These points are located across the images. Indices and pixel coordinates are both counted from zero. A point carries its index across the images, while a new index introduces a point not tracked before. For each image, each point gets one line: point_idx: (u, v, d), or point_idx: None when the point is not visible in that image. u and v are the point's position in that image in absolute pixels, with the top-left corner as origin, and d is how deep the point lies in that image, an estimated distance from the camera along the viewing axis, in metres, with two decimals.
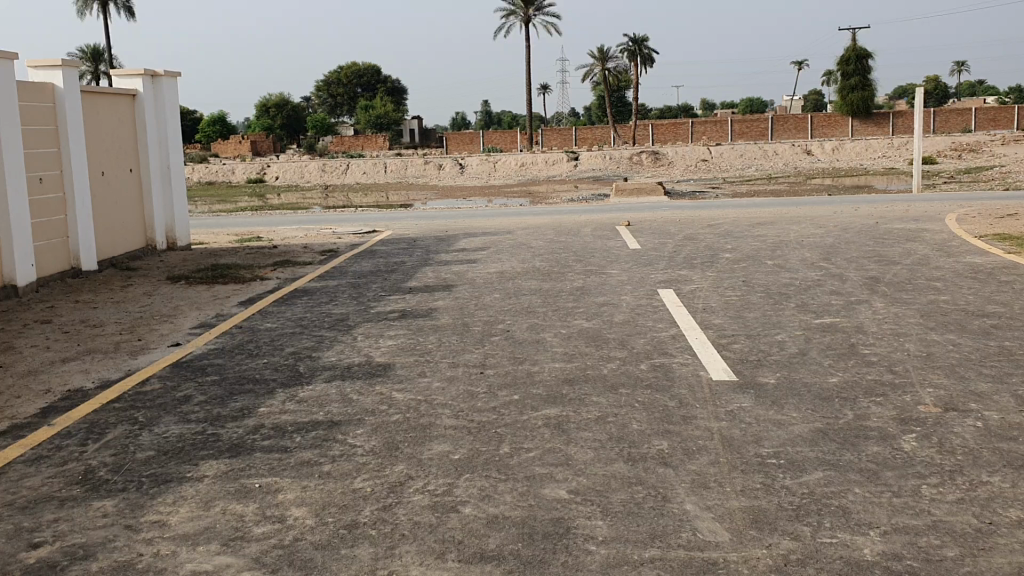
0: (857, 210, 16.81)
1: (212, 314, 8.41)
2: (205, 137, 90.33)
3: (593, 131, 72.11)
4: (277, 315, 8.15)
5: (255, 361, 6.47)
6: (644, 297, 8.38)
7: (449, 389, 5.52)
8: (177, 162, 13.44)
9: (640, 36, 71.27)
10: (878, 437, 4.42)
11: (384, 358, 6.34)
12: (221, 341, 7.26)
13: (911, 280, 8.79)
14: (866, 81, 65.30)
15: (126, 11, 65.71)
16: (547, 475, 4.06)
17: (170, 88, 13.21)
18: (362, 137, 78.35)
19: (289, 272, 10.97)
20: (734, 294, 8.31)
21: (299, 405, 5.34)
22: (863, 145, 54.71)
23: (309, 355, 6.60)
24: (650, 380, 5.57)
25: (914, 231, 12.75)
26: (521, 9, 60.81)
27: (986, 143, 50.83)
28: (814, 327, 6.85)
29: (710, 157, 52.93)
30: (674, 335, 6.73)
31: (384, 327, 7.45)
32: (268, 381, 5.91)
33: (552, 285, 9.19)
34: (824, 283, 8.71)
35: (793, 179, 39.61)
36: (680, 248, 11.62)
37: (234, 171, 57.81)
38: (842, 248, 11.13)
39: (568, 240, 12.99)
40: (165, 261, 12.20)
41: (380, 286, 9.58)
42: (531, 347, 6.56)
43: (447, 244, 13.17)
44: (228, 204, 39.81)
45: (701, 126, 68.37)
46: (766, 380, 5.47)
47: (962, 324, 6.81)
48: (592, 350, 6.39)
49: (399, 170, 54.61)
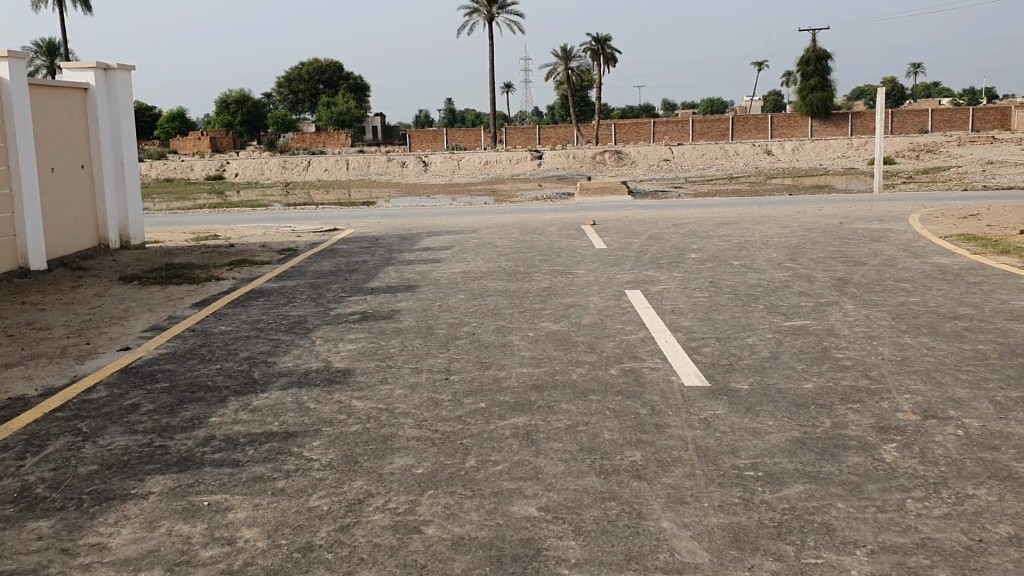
0: (821, 210, 16.79)
1: (163, 317, 8.08)
2: (163, 133, 88.92)
3: (556, 129, 72.06)
4: (232, 318, 7.85)
5: (208, 368, 6.18)
6: (611, 298, 8.20)
7: (412, 396, 5.29)
8: (132, 159, 13.04)
9: (603, 35, 71.33)
10: (858, 447, 4.27)
11: (344, 364, 6.08)
12: (173, 345, 6.96)
13: (880, 281, 8.69)
14: (826, 81, 65.90)
15: (83, 6, 64.57)
16: (516, 490, 3.85)
17: (124, 82, 12.80)
18: (324, 134, 77.61)
19: (246, 272, 10.64)
20: (702, 295, 8.16)
21: (253, 415, 5.07)
22: (823, 144, 55.18)
23: (265, 360, 6.32)
24: (620, 386, 5.38)
25: (879, 232, 12.73)
26: (485, 7, 60.58)
27: (944, 144, 51.49)
28: (785, 330, 6.70)
29: (672, 156, 53.08)
30: (644, 338, 6.55)
31: (344, 330, 7.19)
32: (220, 389, 5.63)
33: (517, 286, 8.98)
34: (793, 284, 8.59)
35: (754, 178, 39.77)
36: (647, 248, 11.46)
37: (193, 167, 56.93)
38: (808, 249, 11.03)
39: (533, 240, 12.79)
40: (117, 260, 11.80)
41: (341, 287, 9.30)
42: (497, 351, 6.34)
43: (410, 243, 12.90)
44: (186, 201, 39.16)
45: (664, 125, 68.60)
46: (740, 386, 5.30)
47: (934, 326, 6.71)
48: (560, 354, 6.19)
49: (362, 168, 54.11)
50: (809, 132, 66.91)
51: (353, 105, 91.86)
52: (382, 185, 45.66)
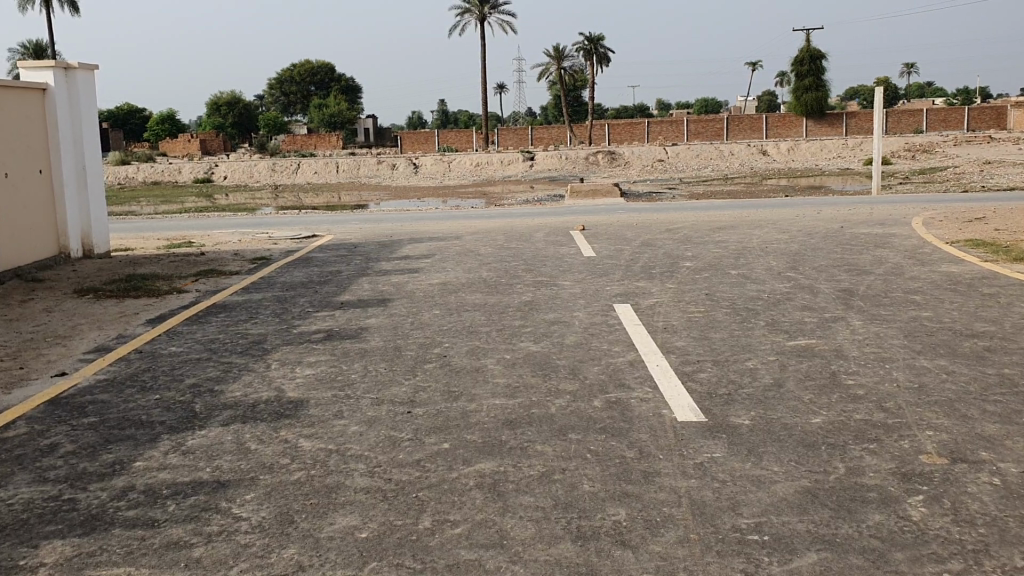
0: (820, 213, 16.17)
1: (111, 336, 7.44)
2: (153, 135, 88.15)
3: (549, 130, 71.41)
4: (185, 337, 7.20)
5: (146, 399, 5.54)
6: (599, 313, 7.58)
7: (367, 434, 4.65)
8: (95, 164, 12.36)
9: (595, 35, 70.69)
10: (878, 501, 3.65)
11: (297, 394, 5.45)
12: (114, 369, 6.31)
13: (888, 293, 8.07)
14: (820, 81, 65.38)
15: (69, 8, 63.80)
16: (475, 563, 3.22)
17: (86, 82, 12.12)
18: (315, 136, 76.85)
19: (211, 284, 9.99)
20: (697, 310, 7.53)
21: (184, 459, 4.43)
22: (817, 144, 54.63)
23: (211, 389, 5.67)
24: (603, 420, 4.75)
25: (882, 236, 12.13)
26: (476, 7, 59.97)
27: (939, 143, 50.99)
28: (788, 352, 6.08)
29: (665, 157, 52.50)
30: (633, 361, 5.92)
31: (303, 352, 6.53)
32: (154, 425, 4.99)
33: (498, 299, 8.35)
34: (794, 297, 7.97)
35: (748, 179, 39.12)
36: (638, 256, 10.84)
37: (181, 170, 56.15)
38: (809, 256, 10.42)
39: (519, 247, 12.14)
40: (78, 271, 11.13)
41: (309, 301, 8.66)
42: (469, 377, 5.71)
43: (389, 251, 12.25)
44: (171, 205, 38.45)
45: (657, 126, 68.06)
46: (740, 422, 4.68)
47: (952, 346, 6.09)
48: (539, 380, 5.56)
49: (351, 170, 53.43)
50: (803, 132, 66.38)
51: (345, 107, 91.06)
52: (373, 187, 44.95)
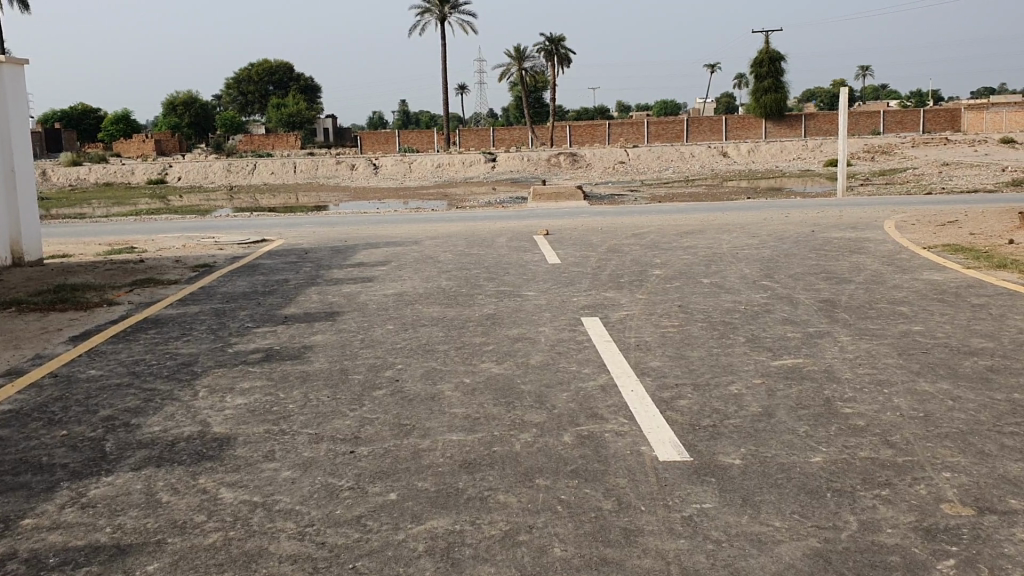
0: (788, 216, 15.77)
1: (26, 356, 6.66)
2: (106, 135, 86.17)
3: (511, 131, 70.81)
4: (108, 358, 6.47)
5: (50, 433, 4.83)
6: (566, 327, 6.98)
7: (301, 483, 4.00)
8: (25, 165, 11.49)
9: (556, 36, 70.22)
10: (903, 568, 3.08)
11: (225, 430, 4.77)
12: (22, 396, 5.55)
13: (871, 304, 7.55)
14: (780, 83, 65.50)
15: (19, 4, 62.03)
16: None
17: (15, 77, 11.21)
18: (273, 137, 75.54)
19: (146, 295, 9.21)
20: (671, 324, 6.95)
21: (81, 516, 3.74)
22: (778, 146, 54.60)
23: (127, 423, 4.96)
24: (574, 461, 4.14)
25: (856, 241, 11.69)
26: (437, 7, 59.19)
27: (898, 145, 51.23)
28: (775, 373, 5.51)
29: (627, 159, 52.19)
30: (605, 386, 5.32)
31: (237, 377, 5.84)
32: (53, 469, 4.27)
33: (457, 312, 7.71)
34: (774, 309, 7.44)
35: (710, 181, 38.87)
36: (605, 263, 10.25)
37: (134, 172, 54.64)
38: (783, 263, 9.91)
39: (478, 253, 11.51)
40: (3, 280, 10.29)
41: (250, 315, 7.94)
42: (423, 405, 5.08)
43: (341, 257, 11.56)
44: (122, 206, 37.23)
45: (619, 127, 67.80)
46: (730, 462, 4.09)
47: (953, 366, 5.57)
48: (501, 410, 4.93)
49: (310, 171, 52.42)
50: (763, 134, 66.49)
51: (303, 107, 89.69)
52: (331, 189, 44.01)
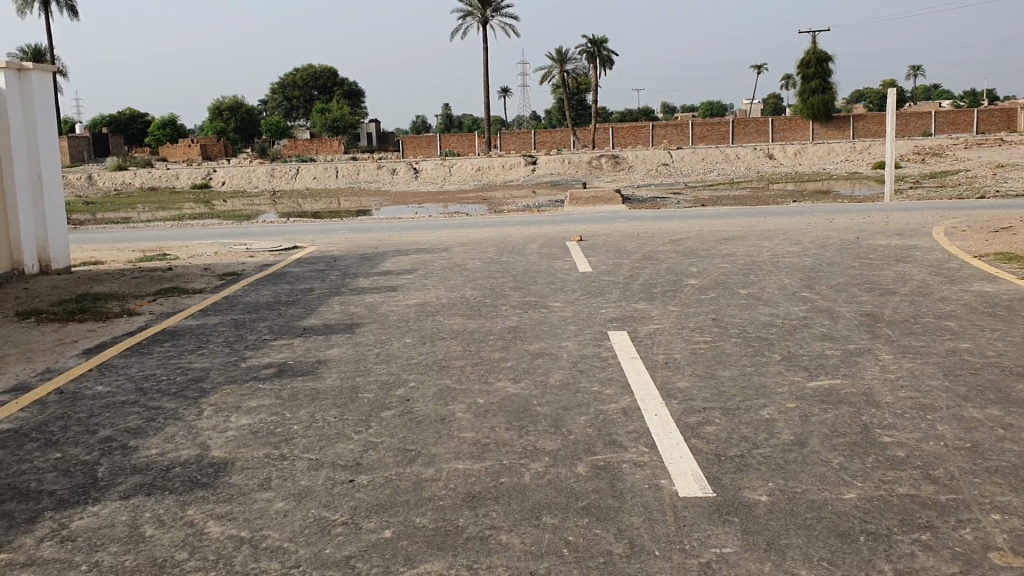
0: (833, 221, 15.25)
1: (36, 370, 6.52)
2: (153, 140, 87.40)
3: (552, 133, 70.46)
4: (118, 373, 6.30)
5: (45, 456, 4.64)
6: (590, 343, 6.67)
7: (293, 517, 3.75)
8: (54, 173, 11.50)
9: (599, 38, 69.77)
10: None
11: (223, 455, 4.55)
12: (23, 415, 5.38)
13: (917, 319, 7.13)
14: (827, 84, 64.36)
15: (69, 13, 63.17)
16: None
17: (43, 84, 11.25)
18: (316, 141, 76.07)
19: (168, 305, 9.07)
20: (703, 340, 6.61)
21: (59, 551, 3.53)
22: (825, 148, 53.53)
23: (124, 445, 4.76)
24: (586, 496, 3.84)
25: (903, 249, 11.19)
26: (479, 9, 58.97)
27: (950, 147, 49.94)
28: (810, 396, 5.15)
29: (670, 161, 51.55)
30: (627, 410, 5.00)
31: (244, 395, 5.63)
32: (40, 497, 4.08)
33: (479, 325, 7.44)
34: (813, 323, 7.06)
35: (755, 184, 38.21)
36: (638, 272, 9.91)
37: (179, 176, 55.27)
38: (824, 273, 9.49)
39: (508, 261, 11.24)
40: (30, 289, 10.24)
41: (268, 327, 7.74)
42: (432, 428, 4.81)
43: (369, 265, 11.35)
44: (166, 210, 37.58)
45: (662, 129, 67.08)
46: (755, 499, 3.76)
47: (1004, 389, 5.17)
48: (513, 435, 4.64)
49: (351, 176, 52.57)
50: (809, 136, 65.33)
51: (347, 111, 90.21)
52: (373, 193, 44.07)
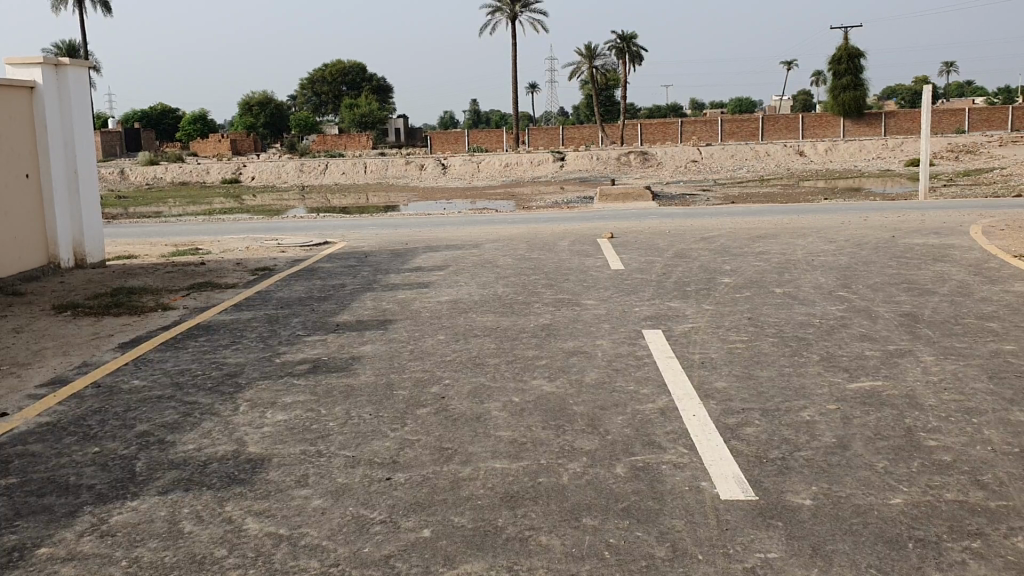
0: (868, 220, 15.07)
1: (73, 363, 6.57)
2: (185, 135, 88.17)
3: (580, 129, 70.20)
4: (154, 367, 6.33)
5: (84, 450, 4.65)
6: (625, 341, 6.62)
7: (331, 515, 3.74)
8: (88, 168, 11.62)
9: (628, 34, 69.45)
10: None
11: (260, 451, 4.55)
12: (61, 408, 5.42)
13: (958, 319, 7.01)
14: (859, 80, 63.70)
15: (102, 9, 63.89)
16: None
17: (79, 80, 11.38)
18: (345, 136, 76.31)
19: (202, 300, 9.12)
20: (739, 340, 6.53)
21: (99, 546, 3.53)
22: (857, 145, 52.92)
23: (161, 439, 4.77)
24: (626, 497, 3.79)
25: (941, 248, 11.02)
26: (508, 6, 58.93)
27: (985, 144, 49.19)
28: (851, 398, 5.07)
29: (699, 157, 51.22)
30: (665, 410, 4.95)
31: (279, 391, 5.62)
32: (79, 491, 4.09)
33: (512, 322, 7.41)
34: (852, 323, 6.97)
35: (787, 181, 37.94)
36: (671, 270, 9.84)
37: (209, 170, 55.70)
38: (861, 272, 9.37)
39: (540, 258, 11.20)
40: (65, 283, 10.33)
41: (302, 322, 7.76)
42: (469, 427, 4.79)
43: (401, 261, 11.36)
44: (198, 205, 37.90)
45: (691, 126, 66.68)
46: (800, 503, 3.69)
47: None
48: (550, 435, 4.60)
49: (379, 171, 52.71)
50: (840, 133, 64.65)
51: (375, 106, 90.48)
52: (401, 189, 44.19)
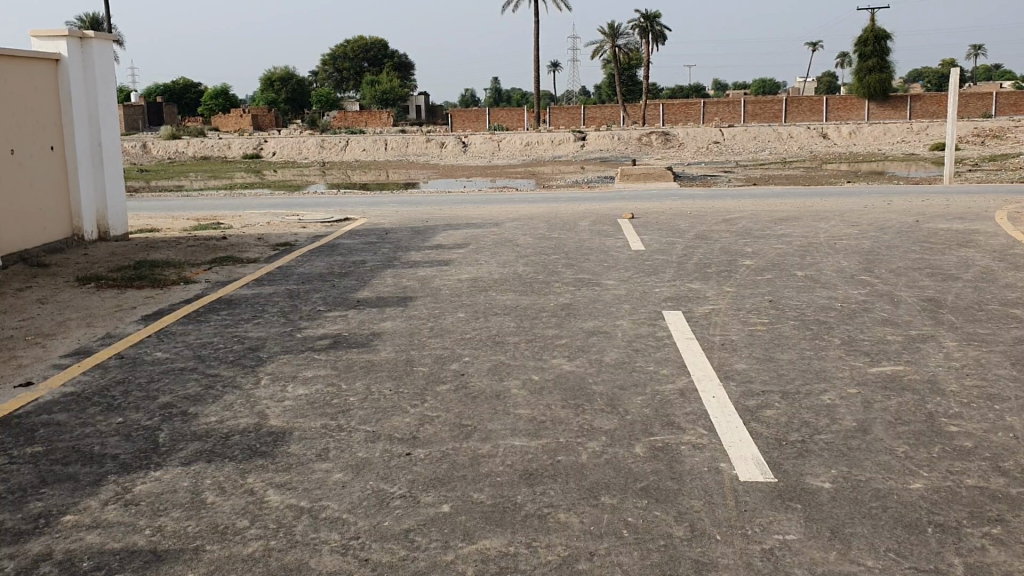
0: (891, 204, 14.92)
1: (97, 334, 6.63)
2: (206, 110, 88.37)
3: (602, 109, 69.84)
4: (177, 340, 6.39)
5: (109, 420, 4.70)
6: (645, 321, 6.62)
7: (352, 488, 3.78)
8: (111, 142, 11.69)
9: (651, 13, 68.82)
10: None
11: (281, 424, 4.59)
12: (85, 379, 5.48)
13: (981, 305, 6.95)
14: (885, 63, 62.93)
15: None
16: None
17: (102, 52, 11.42)
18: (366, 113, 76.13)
19: (223, 274, 9.17)
20: (760, 322, 6.51)
21: (122, 515, 3.58)
22: (882, 127, 52.19)
23: (184, 412, 4.81)
24: (645, 477, 3.80)
25: (964, 233, 10.91)
26: None
27: (1013, 128, 48.43)
28: (872, 383, 5.05)
29: (721, 139, 50.83)
30: (684, 391, 4.95)
31: (301, 365, 5.67)
32: (103, 461, 4.14)
33: (531, 301, 7.42)
34: (875, 307, 6.93)
35: (810, 163, 37.65)
36: (691, 251, 9.83)
37: (231, 144, 55.86)
38: (883, 256, 9.31)
39: (560, 237, 11.19)
40: (89, 255, 10.40)
41: (323, 298, 7.81)
42: (488, 404, 4.81)
43: (421, 239, 11.37)
44: (218, 180, 38.06)
45: (713, 108, 66.18)
46: (819, 486, 3.69)
47: None
48: (568, 414, 4.61)
49: (399, 147, 52.68)
50: (865, 116, 63.97)
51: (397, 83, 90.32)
52: (420, 166, 44.13)
